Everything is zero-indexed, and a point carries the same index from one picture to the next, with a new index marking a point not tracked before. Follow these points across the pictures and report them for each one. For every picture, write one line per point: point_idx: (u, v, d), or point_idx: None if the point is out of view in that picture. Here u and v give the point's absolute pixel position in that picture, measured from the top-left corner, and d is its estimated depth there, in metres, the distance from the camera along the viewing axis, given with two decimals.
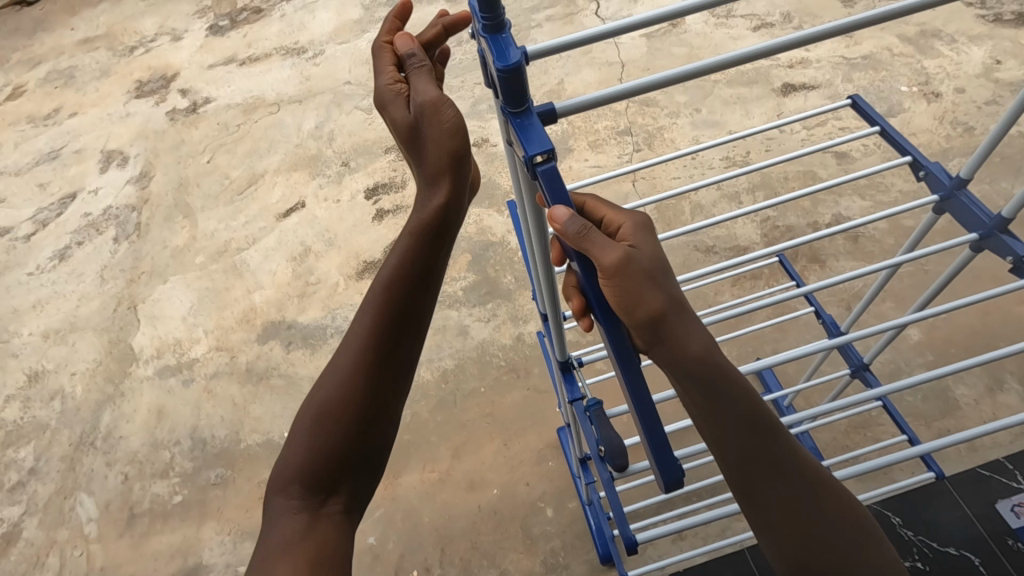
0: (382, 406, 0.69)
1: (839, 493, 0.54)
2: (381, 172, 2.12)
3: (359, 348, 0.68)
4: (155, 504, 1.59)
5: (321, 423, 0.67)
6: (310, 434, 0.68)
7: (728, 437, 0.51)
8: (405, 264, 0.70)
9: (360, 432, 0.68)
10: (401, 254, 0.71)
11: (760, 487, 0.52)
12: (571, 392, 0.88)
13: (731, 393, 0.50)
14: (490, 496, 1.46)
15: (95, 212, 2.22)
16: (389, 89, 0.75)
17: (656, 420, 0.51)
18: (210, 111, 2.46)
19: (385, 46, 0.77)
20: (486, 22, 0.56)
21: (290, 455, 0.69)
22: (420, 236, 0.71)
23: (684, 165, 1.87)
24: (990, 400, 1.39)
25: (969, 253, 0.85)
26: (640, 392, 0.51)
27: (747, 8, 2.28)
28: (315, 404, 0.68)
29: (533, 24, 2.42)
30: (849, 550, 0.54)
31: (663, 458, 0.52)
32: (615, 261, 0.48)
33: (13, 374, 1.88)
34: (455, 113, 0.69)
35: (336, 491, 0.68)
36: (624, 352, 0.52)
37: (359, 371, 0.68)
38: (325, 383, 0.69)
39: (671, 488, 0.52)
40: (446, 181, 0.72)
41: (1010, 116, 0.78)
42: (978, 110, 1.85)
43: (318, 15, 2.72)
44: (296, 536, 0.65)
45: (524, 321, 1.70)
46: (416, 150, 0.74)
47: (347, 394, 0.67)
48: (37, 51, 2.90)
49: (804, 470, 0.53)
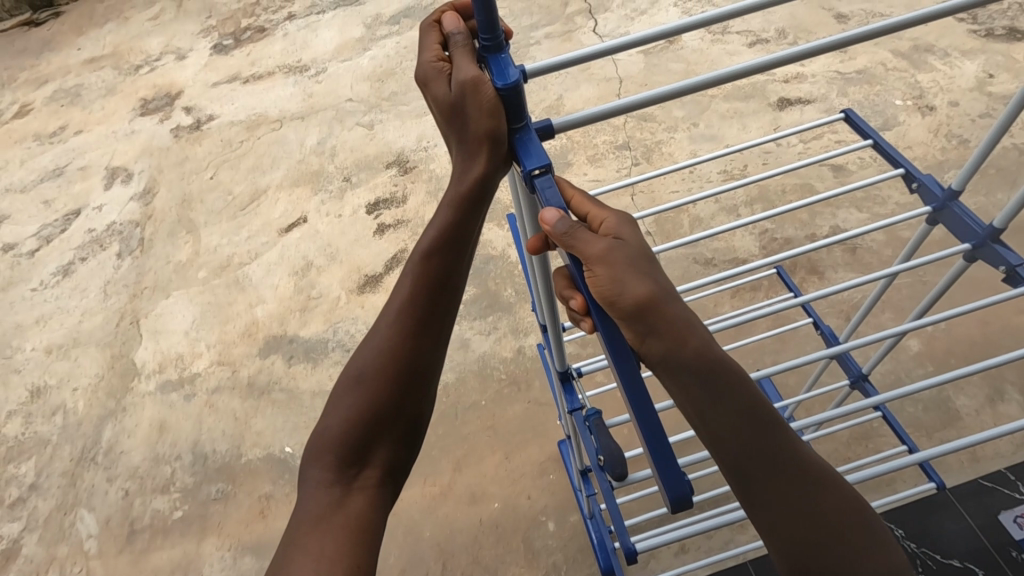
0: (420, 373, 0.67)
1: (839, 489, 0.54)
2: (382, 187, 2.14)
3: (398, 318, 0.67)
4: (155, 519, 1.59)
5: (359, 392, 0.67)
6: (349, 403, 0.67)
7: (726, 435, 0.51)
8: (443, 234, 0.66)
9: (398, 403, 0.67)
10: (439, 226, 0.66)
11: (759, 486, 0.52)
12: (571, 402, 0.89)
13: (727, 390, 0.51)
14: (491, 510, 1.46)
15: (100, 228, 2.25)
16: (430, 65, 0.65)
17: (658, 425, 0.49)
18: (213, 128, 2.49)
19: (432, 23, 0.67)
20: (485, 43, 0.58)
21: (327, 424, 0.68)
22: (459, 208, 0.64)
23: (682, 179, 1.89)
24: (991, 410, 1.39)
25: (963, 263, 0.86)
26: (640, 395, 0.50)
27: (742, 25, 2.32)
28: (353, 373, 0.68)
29: (532, 42, 2.46)
30: (852, 549, 0.53)
31: (669, 469, 0.49)
32: (600, 249, 0.50)
33: (15, 389, 1.88)
34: (495, 91, 0.57)
35: (371, 461, 0.67)
36: (620, 354, 0.52)
37: (398, 341, 0.67)
38: (362, 353, 0.68)
39: (680, 506, 0.49)
40: (484, 155, 0.60)
41: (1000, 127, 0.80)
42: (972, 123, 1.87)
43: (321, 34, 2.77)
44: (328, 508, 0.63)
45: (524, 334, 1.71)
46: (455, 127, 0.62)
47: (386, 364, 0.67)
48: (44, 70, 2.95)
49: (804, 466, 0.53)
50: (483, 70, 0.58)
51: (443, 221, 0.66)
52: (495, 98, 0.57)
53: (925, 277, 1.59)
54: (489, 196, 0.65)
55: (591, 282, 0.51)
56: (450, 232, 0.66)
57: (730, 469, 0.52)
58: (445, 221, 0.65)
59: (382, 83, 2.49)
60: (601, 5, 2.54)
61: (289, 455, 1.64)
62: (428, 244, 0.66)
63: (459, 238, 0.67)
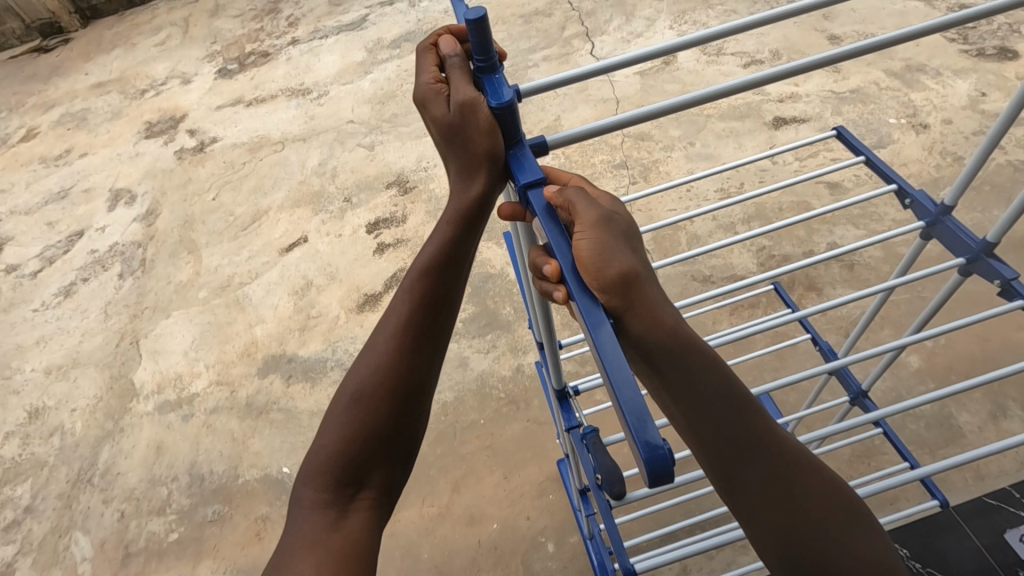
0: (417, 390, 0.67)
1: (817, 473, 0.54)
2: (382, 207, 2.16)
3: (393, 337, 0.67)
4: (150, 542, 1.57)
5: (356, 410, 0.66)
6: (343, 422, 0.66)
7: (711, 425, 0.51)
8: (441, 251, 0.66)
9: (394, 422, 0.67)
10: (437, 243, 0.66)
11: (744, 476, 0.52)
12: (568, 419, 0.88)
13: (705, 376, 0.51)
14: (489, 531, 1.43)
15: (102, 248, 2.26)
16: (425, 89, 0.66)
17: (631, 378, 0.43)
18: (216, 150, 2.53)
19: (423, 52, 0.69)
20: (480, 64, 0.59)
21: (322, 443, 0.67)
22: (456, 225, 0.65)
23: (680, 197, 1.91)
24: (994, 426, 1.38)
25: (957, 278, 0.86)
26: (613, 354, 0.44)
27: (736, 46, 2.36)
28: (350, 394, 0.67)
29: (531, 64, 2.51)
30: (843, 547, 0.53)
31: (646, 425, 0.41)
32: (595, 215, 0.50)
33: (14, 411, 1.88)
34: (493, 111, 0.57)
35: (367, 482, 0.66)
36: (592, 315, 0.47)
37: (395, 358, 0.67)
38: (359, 372, 0.68)
39: (658, 482, 0.41)
40: (483, 173, 0.61)
41: (990, 142, 0.80)
42: (966, 140, 1.89)
43: (322, 58, 2.82)
44: (323, 530, 0.62)
45: (523, 352, 1.71)
46: (451, 145, 0.62)
47: (382, 383, 0.66)
48: (51, 95, 3.00)
49: (778, 449, 0.53)
50: (480, 91, 0.60)
51: (437, 242, 0.66)
52: (491, 116, 0.57)
53: (923, 293, 1.58)
54: (487, 215, 0.65)
55: (580, 242, 0.49)
56: (447, 250, 0.66)
57: (715, 461, 0.52)
58: (438, 242, 0.66)
59: (382, 106, 2.53)
60: (598, 28, 2.59)
61: (286, 475, 1.62)
62: (425, 264, 0.67)
63: (455, 254, 0.67)
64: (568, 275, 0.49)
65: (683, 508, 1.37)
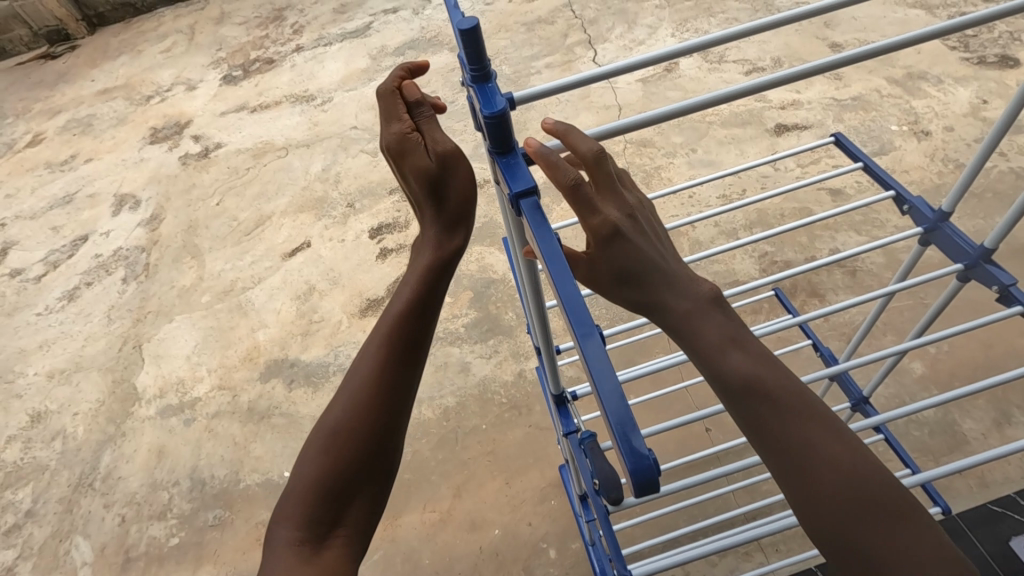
0: (390, 423, 0.68)
1: (850, 466, 0.53)
2: (385, 213, 2.17)
3: (366, 374, 0.69)
4: (151, 547, 1.56)
5: (330, 446, 0.66)
6: (317, 457, 0.67)
7: (733, 389, 0.56)
8: (415, 294, 0.72)
9: (369, 455, 0.67)
10: (412, 287, 0.73)
11: (770, 440, 0.55)
12: (566, 425, 0.88)
13: (720, 361, 0.57)
14: (490, 537, 1.43)
15: (106, 253, 2.28)
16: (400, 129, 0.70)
17: (618, 388, 0.43)
18: (220, 155, 2.54)
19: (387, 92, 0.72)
20: (474, 73, 0.60)
21: (297, 481, 0.67)
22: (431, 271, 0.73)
23: (682, 203, 1.91)
24: (998, 433, 1.37)
25: (956, 284, 0.86)
26: (602, 364, 0.44)
27: (738, 54, 2.38)
28: (325, 431, 0.68)
29: (533, 71, 2.52)
30: (877, 523, 0.51)
31: (632, 434, 0.42)
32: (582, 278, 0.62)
33: (16, 415, 1.88)
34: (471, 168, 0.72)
35: (342, 518, 0.66)
36: (583, 323, 0.46)
37: (368, 392, 0.68)
38: (334, 411, 0.69)
39: (646, 492, 0.41)
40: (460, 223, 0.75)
41: (987, 148, 0.81)
42: (967, 147, 1.89)
43: (327, 65, 2.85)
44: (298, 566, 0.62)
45: (525, 357, 1.71)
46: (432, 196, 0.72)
47: (356, 414, 0.68)
48: (57, 101, 3.02)
49: (801, 437, 0.54)
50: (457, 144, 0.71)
51: (409, 288, 0.72)
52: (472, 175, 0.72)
53: (925, 300, 1.58)
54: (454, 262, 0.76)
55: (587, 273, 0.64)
56: (421, 292, 0.72)
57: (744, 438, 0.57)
58: (411, 287, 0.72)
59: None
60: (600, 36, 2.61)
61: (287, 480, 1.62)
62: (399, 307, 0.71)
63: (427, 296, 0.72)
64: (559, 283, 0.49)
65: (685, 515, 1.36)
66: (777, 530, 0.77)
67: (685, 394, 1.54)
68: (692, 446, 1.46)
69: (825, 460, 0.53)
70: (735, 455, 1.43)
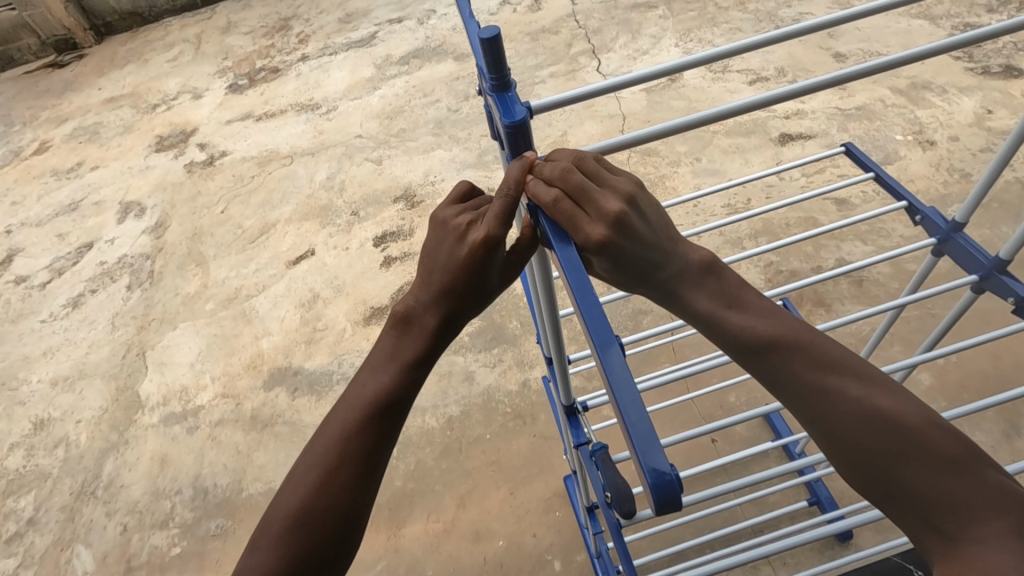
0: (357, 498, 0.61)
1: (869, 413, 0.54)
2: (389, 221, 2.17)
3: (332, 450, 0.62)
4: (153, 556, 1.55)
5: (291, 529, 0.60)
6: (275, 538, 0.60)
7: (752, 359, 0.57)
8: (391, 384, 0.63)
9: (331, 530, 0.60)
10: (387, 377, 0.63)
11: (796, 400, 0.56)
12: (577, 436, 0.87)
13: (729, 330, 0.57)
14: (495, 548, 1.42)
15: (111, 260, 2.28)
16: (499, 236, 0.58)
17: (639, 399, 0.43)
18: (225, 163, 2.55)
19: (512, 193, 0.58)
20: (493, 82, 0.59)
21: (253, 559, 0.60)
22: (409, 365, 0.63)
23: (686, 212, 1.91)
24: (1008, 445, 1.36)
25: (971, 295, 0.86)
26: (621, 374, 0.44)
27: (742, 64, 2.38)
28: (286, 515, 0.60)
29: (537, 80, 2.53)
30: (912, 464, 0.53)
31: (654, 448, 0.41)
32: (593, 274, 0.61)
33: (18, 422, 1.88)
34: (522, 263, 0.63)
35: None
36: (602, 334, 0.46)
37: (334, 467, 0.61)
38: (282, 502, 0.62)
39: (667, 508, 0.40)
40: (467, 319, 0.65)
41: (1001, 160, 0.81)
42: (973, 157, 1.89)
43: (332, 74, 2.86)
44: None
45: (530, 366, 1.70)
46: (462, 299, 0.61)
47: (320, 493, 0.61)
48: (64, 109, 3.05)
49: (816, 395, 0.55)
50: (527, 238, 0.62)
51: (385, 378, 0.63)
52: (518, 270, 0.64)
53: (933, 310, 1.57)
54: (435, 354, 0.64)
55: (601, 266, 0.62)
56: (397, 384, 0.63)
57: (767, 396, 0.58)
58: (387, 378, 0.63)
59: (391, 121, 2.55)
60: (604, 46, 2.62)
61: None
62: (371, 397, 0.63)
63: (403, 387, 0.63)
64: (578, 293, 0.49)
65: (691, 527, 1.35)
66: (789, 546, 0.76)
67: (692, 405, 1.53)
68: (698, 458, 1.44)
69: (850, 410, 0.54)
70: (741, 466, 1.42)
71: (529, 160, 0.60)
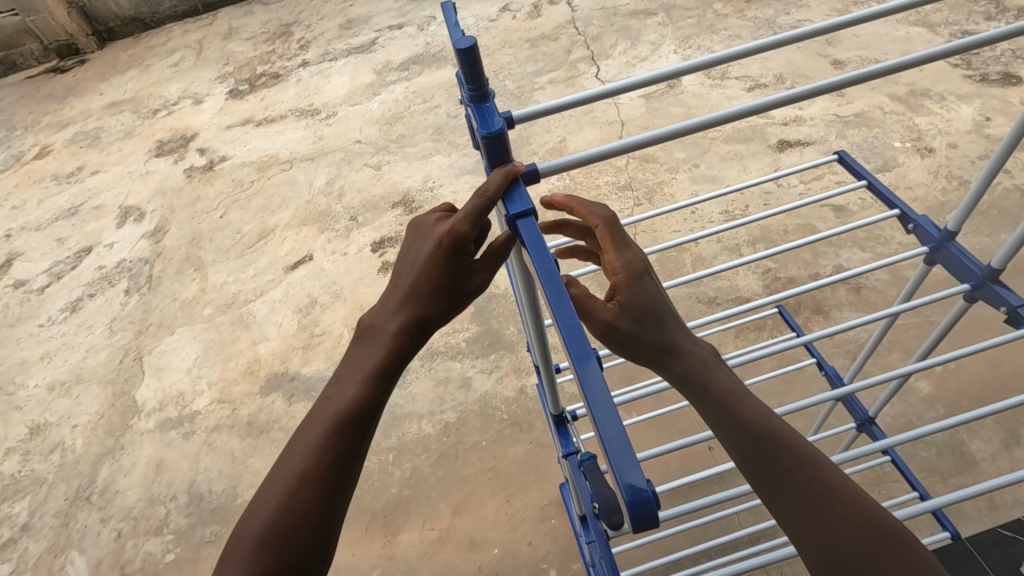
0: (330, 508, 0.61)
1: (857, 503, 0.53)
2: (388, 226, 2.17)
3: (304, 461, 0.61)
4: (147, 563, 1.54)
5: (263, 543, 0.59)
6: (247, 551, 0.59)
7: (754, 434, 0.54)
8: (362, 393, 0.62)
9: (303, 542, 0.59)
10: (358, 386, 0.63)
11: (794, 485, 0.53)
12: (565, 446, 0.86)
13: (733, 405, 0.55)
14: (490, 556, 1.41)
15: (109, 264, 2.28)
16: (466, 232, 0.60)
17: (615, 414, 0.42)
18: (225, 168, 2.56)
19: (489, 194, 0.57)
20: (472, 92, 0.59)
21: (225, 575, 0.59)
22: (382, 372, 0.63)
23: (684, 219, 1.92)
24: (1007, 454, 1.35)
25: (963, 303, 0.85)
26: (597, 388, 0.43)
27: (740, 71, 2.39)
28: (258, 528, 0.59)
29: (536, 86, 2.54)
30: None
31: (629, 466, 0.40)
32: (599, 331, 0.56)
33: (15, 427, 1.87)
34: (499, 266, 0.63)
35: None
36: (579, 348, 0.46)
37: (305, 477, 0.60)
38: (252, 519, 0.60)
39: (644, 526, 0.40)
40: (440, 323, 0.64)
41: (993, 168, 0.80)
42: (971, 164, 1.89)
43: (332, 79, 2.87)
44: None
45: (527, 373, 1.70)
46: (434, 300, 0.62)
47: (291, 504, 0.60)
48: (66, 114, 3.06)
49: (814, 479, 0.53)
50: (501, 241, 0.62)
51: (357, 387, 0.63)
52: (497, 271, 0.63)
53: (931, 317, 1.57)
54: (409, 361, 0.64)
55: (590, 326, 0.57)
56: (368, 391, 0.62)
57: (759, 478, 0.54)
58: (360, 386, 0.63)
59: (390, 126, 2.56)
60: (603, 52, 2.63)
61: None
62: (343, 405, 0.62)
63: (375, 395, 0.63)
64: (555, 306, 0.48)
65: (688, 536, 1.34)
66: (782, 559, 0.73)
67: (689, 412, 1.53)
68: (695, 465, 1.44)
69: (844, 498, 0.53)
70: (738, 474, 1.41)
71: (512, 169, 0.59)
